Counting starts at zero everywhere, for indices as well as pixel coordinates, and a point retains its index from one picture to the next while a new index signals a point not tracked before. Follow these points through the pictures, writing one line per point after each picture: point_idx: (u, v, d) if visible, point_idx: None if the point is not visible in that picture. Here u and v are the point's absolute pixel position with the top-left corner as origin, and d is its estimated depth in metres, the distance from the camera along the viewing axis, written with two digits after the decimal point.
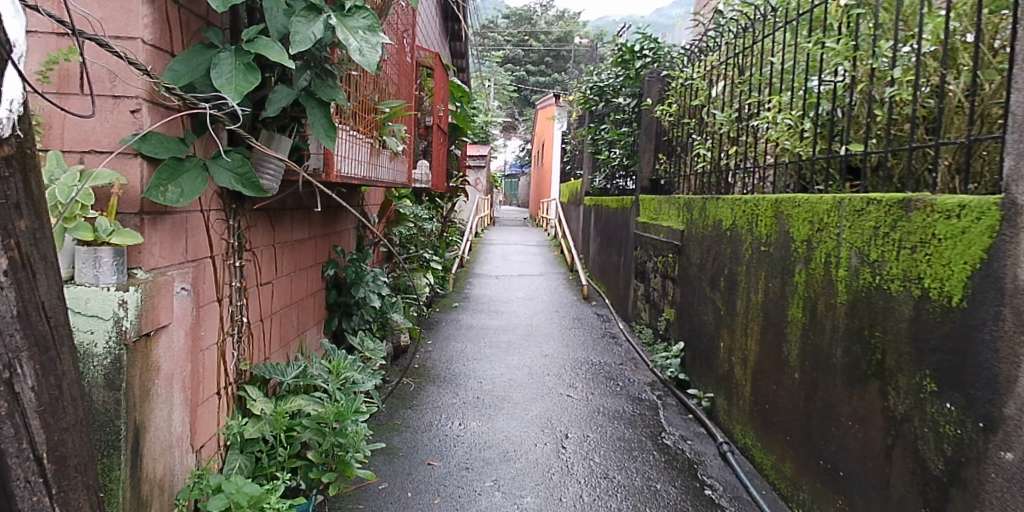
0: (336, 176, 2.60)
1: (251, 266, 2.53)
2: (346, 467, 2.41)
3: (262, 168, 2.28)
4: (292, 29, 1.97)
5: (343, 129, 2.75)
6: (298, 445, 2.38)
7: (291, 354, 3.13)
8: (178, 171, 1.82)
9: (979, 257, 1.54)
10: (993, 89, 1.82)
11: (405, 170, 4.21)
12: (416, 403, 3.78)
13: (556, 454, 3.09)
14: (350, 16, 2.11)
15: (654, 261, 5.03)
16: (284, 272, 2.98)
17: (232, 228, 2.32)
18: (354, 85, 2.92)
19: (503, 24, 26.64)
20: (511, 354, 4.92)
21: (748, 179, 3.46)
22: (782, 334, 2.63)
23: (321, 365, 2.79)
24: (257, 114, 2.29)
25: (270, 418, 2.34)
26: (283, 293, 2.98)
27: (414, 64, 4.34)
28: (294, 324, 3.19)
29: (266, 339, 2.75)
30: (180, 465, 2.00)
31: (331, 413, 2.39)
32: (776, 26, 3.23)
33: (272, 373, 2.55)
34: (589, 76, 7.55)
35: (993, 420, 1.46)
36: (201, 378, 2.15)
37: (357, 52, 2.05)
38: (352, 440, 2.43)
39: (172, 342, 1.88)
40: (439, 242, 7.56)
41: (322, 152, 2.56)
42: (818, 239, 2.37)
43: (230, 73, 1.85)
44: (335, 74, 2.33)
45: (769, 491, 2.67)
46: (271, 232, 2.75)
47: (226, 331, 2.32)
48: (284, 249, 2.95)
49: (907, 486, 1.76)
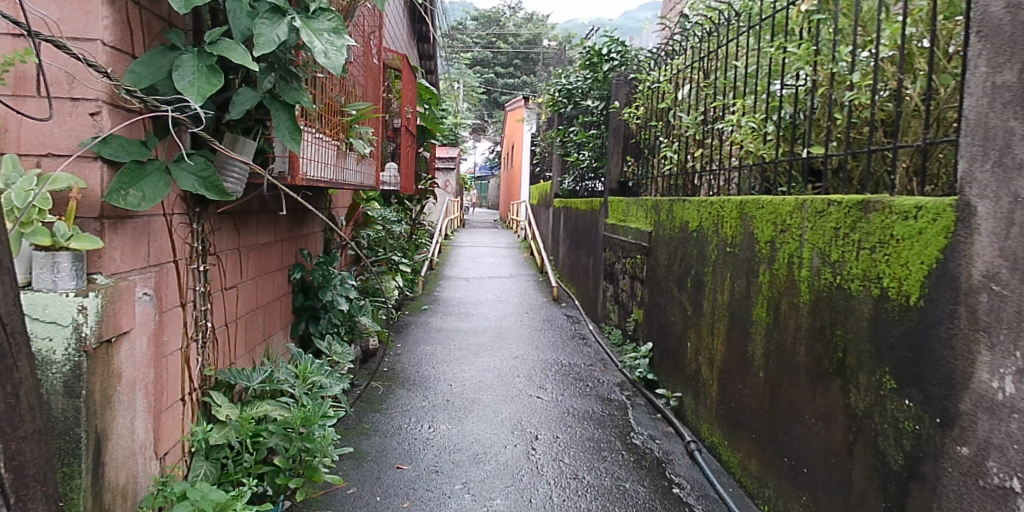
0: (302, 180, 2.56)
1: (215, 270, 2.46)
2: (312, 472, 2.37)
3: (226, 170, 2.22)
4: (256, 31, 1.92)
5: (308, 132, 2.71)
6: (264, 450, 2.33)
7: (257, 360, 3.05)
8: (140, 174, 1.76)
9: (935, 257, 1.56)
10: (948, 92, 1.87)
11: (373, 173, 4.17)
12: (386, 406, 3.74)
13: (526, 456, 3.08)
14: (314, 19, 2.08)
15: (622, 263, 5.07)
16: (249, 276, 2.90)
17: (196, 231, 2.25)
18: (320, 87, 2.87)
19: (472, 27, 26.66)
20: (481, 357, 4.90)
21: (713, 182, 3.51)
22: (747, 333, 2.67)
23: (288, 369, 2.74)
24: (220, 115, 2.23)
25: (235, 424, 2.29)
26: (248, 297, 2.90)
27: (380, 65, 4.28)
28: (260, 329, 3.11)
29: (231, 344, 2.67)
30: (143, 472, 1.92)
31: (297, 419, 2.34)
32: (740, 30, 3.27)
33: (238, 379, 2.49)
34: (558, 79, 7.57)
35: (950, 416, 1.50)
36: (165, 386, 2.08)
37: (322, 55, 2.02)
38: (319, 445, 2.39)
39: (134, 349, 1.81)
40: (408, 244, 7.51)
41: (286, 155, 2.51)
42: (782, 240, 2.40)
43: (193, 75, 1.79)
44: (300, 77, 2.29)
45: (735, 488, 2.71)
46: (236, 235, 2.68)
47: (190, 337, 2.25)
48: (249, 253, 2.88)
49: (869, 481, 1.80)
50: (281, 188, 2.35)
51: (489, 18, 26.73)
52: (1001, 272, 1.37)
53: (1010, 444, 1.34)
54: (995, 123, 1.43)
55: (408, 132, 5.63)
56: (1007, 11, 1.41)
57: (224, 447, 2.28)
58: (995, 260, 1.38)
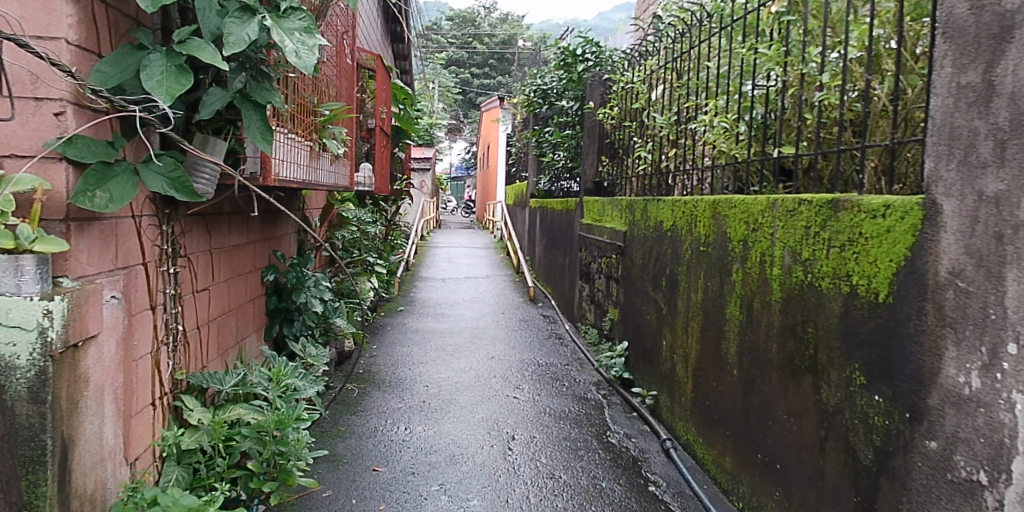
0: (274, 181, 2.51)
1: (185, 272, 2.40)
2: (287, 476, 2.34)
3: (197, 171, 2.16)
4: (226, 31, 1.88)
5: (280, 131, 2.66)
6: (237, 455, 2.28)
7: (229, 363, 2.99)
8: (107, 176, 1.71)
9: (903, 254, 1.58)
10: (914, 93, 1.90)
11: (347, 174, 4.11)
12: (362, 408, 3.70)
13: (503, 456, 3.06)
14: (286, 18, 2.04)
15: (598, 262, 5.09)
16: (221, 278, 2.84)
17: (166, 233, 2.19)
18: (292, 86, 2.81)
19: (447, 27, 26.58)
20: (457, 358, 4.87)
21: (687, 181, 3.54)
22: (721, 331, 2.69)
23: (261, 372, 2.67)
24: (190, 116, 2.18)
25: (207, 428, 2.25)
26: (221, 300, 2.84)
27: (353, 65, 4.23)
28: (233, 332, 3.04)
29: (202, 347, 2.61)
30: (112, 478, 1.85)
31: (270, 422, 2.30)
32: (712, 31, 3.30)
33: (210, 382, 2.43)
34: (533, 79, 7.58)
35: (918, 411, 1.52)
36: (135, 390, 2.02)
37: (294, 54, 1.98)
38: (293, 448, 2.35)
39: (103, 353, 1.75)
40: (384, 245, 7.43)
41: (258, 156, 2.45)
42: (754, 239, 2.43)
43: (161, 74, 1.76)
44: (272, 77, 2.24)
45: (710, 485, 2.74)
46: (207, 237, 2.62)
47: (160, 341, 2.19)
48: (221, 255, 2.81)
49: (840, 476, 1.82)
50: (253, 189, 2.30)
51: (464, 19, 26.70)
52: (966, 269, 1.39)
53: (977, 437, 1.36)
54: (961, 123, 1.45)
55: (383, 132, 5.58)
56: (971, 12, 1.44)
57: (196, 452, 2.24)
58: (961, 258, 1.40)
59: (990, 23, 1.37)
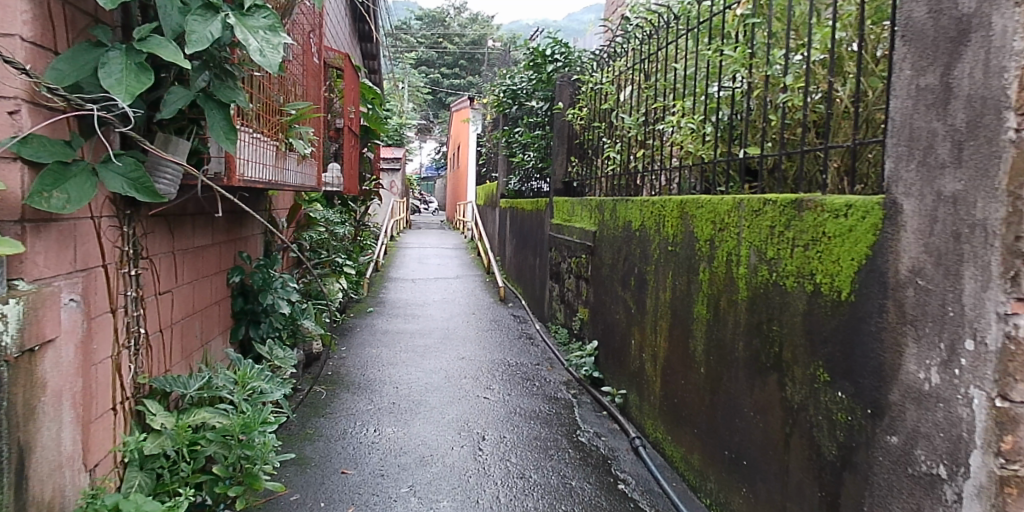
0: (239, 181, 2.45)
1: (147, 274, 2.32)
2: (253, 480, 2.30)
3: (158, 171, 2.08)
4: (187, 28, 1.82)
5: (245, 131, 2.59)
6: (202, 459, 2.22)
7: (194, 367, 2.90)
8: (65, 176, 1.65)
9: (865, 254, 1.62)
10: (875, 95, 1.95)
11: (314, 174, 4.04)
12: (330, 411, 3.64)
13: (473, 457, 3.04)
14: (249, 16, 1.99)
15: (567, 263, 5.10)
16: (185, 280, 2.75)
17: (127, 235, 2.11)
18: (257, 85, 2.74)
19: (416, 26, 26.42)
20: (427, 358, 4.83)
21: (655, 182, 3.57)
22: (688, 330, 2.72)
23: (226, 375, 2.61)
24: (152, 115, 2.11)
25: (171, 433, 2.16)
26: (184, 302, 2.76)
27: (321, 64, 4.15)
28: (197, 335, 2.96)
29: (165, 351, 2.52)
30: (71, 485, 1.77)
31: (236, 425, 2.26)
32: (679, 32, 3.33)
33: (174, 387, 2.34)
34: (502, 79, 7.57)
35: (880, 406, 1.55)
36: (94, 395, 1.92)
37: (257, 53, 1.92)
38: (259, 452, 2.33)
39: (61, 357, 1.68)
40: (353, 246, 7.33)
41: (223, 156, 2.38)
42: (720, 239, 2.46)
43: (120, 73, 1.69)
44: (236, 76, 2.18)
45: (678, 482, 2.76)
46: (170, 238, 2.54)
47: (121, 344, 2.10)
48: (184, 256, 2.73)
49: (805, 472, 1.86)
50: (217, 190, 2.23)
51: (434, 18, 26.55)
52: (925, 267, 1.42)
53: (936, 431, 1.39)
54: (919, 124, 1.49)
55: (351, 131, 5.50)
56: (929, 16, 1.47)
57: (159, 457, 2.15)
58: (921, 256, 1.43)
59: (948, 27, 1.41)
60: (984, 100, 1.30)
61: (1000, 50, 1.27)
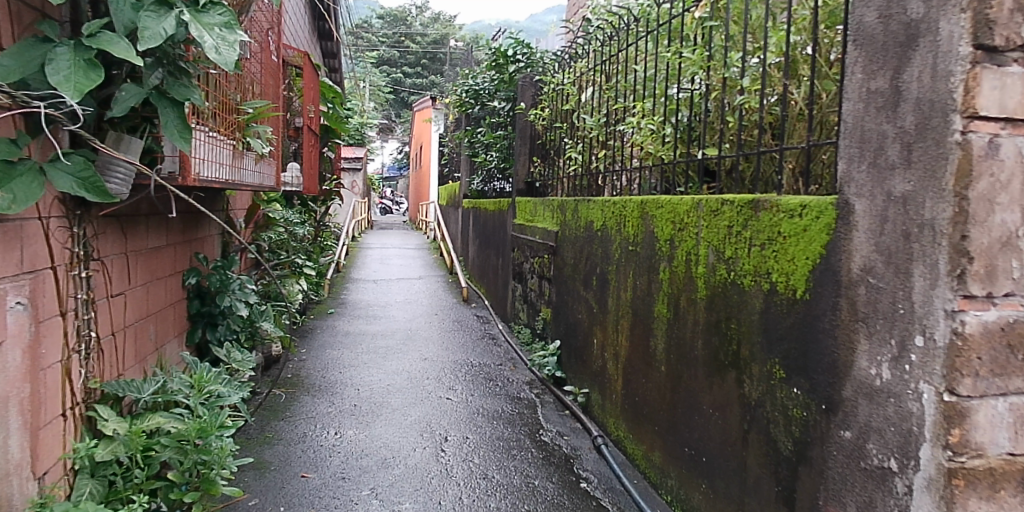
0: (195, 181, 2.35)
1: (99, 276, 2.22)
2: (210, 485, 2.23)
3: (109, 171, 1.99)
4: (140, 25, 1.75)
5: (201, 129, 2.50)
6: (156, 465, 2.14)
7: (148, 371, 2.79)
8: (10, 175, 1.56)
9: (819, 253, 1.66)
10: (828, 98, 2.00)
11: (273, 174, 3.94)
12: (290, 414, 3.55)
13: (436, 458, 3.01)
14: (204, 13, 1.91)
15: (530, 263, 5.11)
16: (138, 282, 2.64)
17: (77, 236, 2.01)
18: (214, 84, 2.65)
19: (378, 25, 26.14)
20: (389, 360, 4.76)
21: (616, 183, 3.59)
22: (649, 329, 2.75)
23: (182, 379, 2.52)
24: (102, 113, 2.01)
25: (124, 438, 2.05)
26: (138, 305, 2.65)
27: (280, 62, 4.05)
28: (152, 338, 2.84)
29: (118, 355, 2.41)
30: (18, 494, 1.67)
31: (192, 430, 2.18)
32: (639, 34, 3.37)
33: (126, 391, 2.24)
34: (465, 79, 7.54)
35: (833, 402, 1.59)
36: (43, 401, 1.81)
37: (212, 50, 1.85)
38: (217, 457, 2.25)
39: (5, 363, 1.60)
40: (314, 246, 7.18)
41: (177, 155, 2.29)
42: (680, 238, 2.49)
43: (68, 69, 1.61)
44: (191, 74, 2.10)
45: (639, 479, 2.79)
46: (122, 239, 2.43)
47: (71, 349, 1.99)
48: (138, 258, 2.62)
49: (762, 467, 1.89)
50: (172, 190, 2.14)
51: (395, 17, 26.27)
52: (877, 266, 1.46)
53: (887, 426, 1.42)
54: (870, 127, 1.52)
55: (312, 131, 5.39)
56: (879, 21, 1.51)
57: (111, 464, 2.05)
58: (872, 255, 1.47)
59: (897, 32, 1.45)
60: (932, 103, 1.34)
61: (947, 55, 1.31)
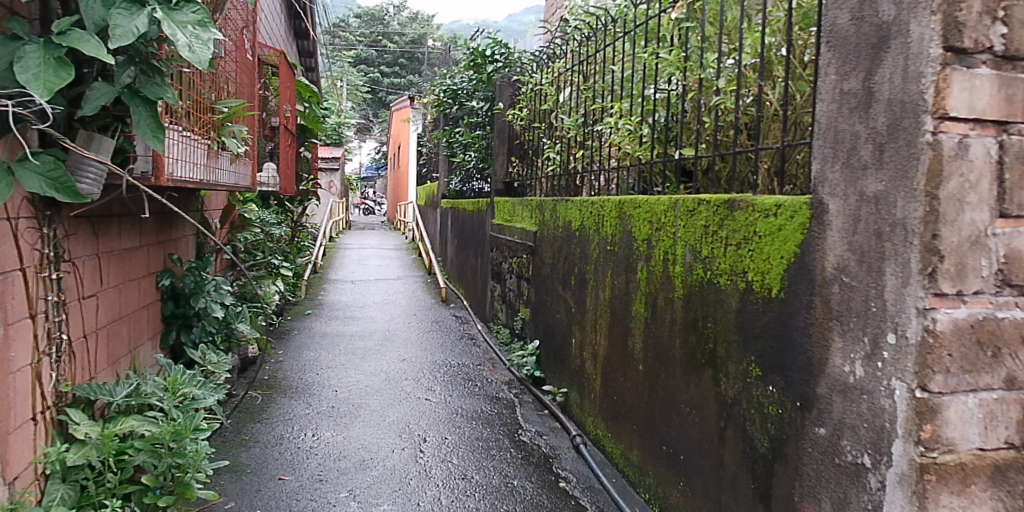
0: (168, 181, 2.29)
1: (70, 278, 2.16)
2: (184, 489, 2.22)
3: (80, 171, 1.93)
4: (110, 23, 1.71)
5: (174, 129, 2.45)
6: (130, 469, 2.09)
7: (121, 374, 2.71)
8: None
9: (794, 252, 1.68)
10: (802, 99, 2.03)
11: (249, 174, 3.87)
12: (266, 416, 3.49)
13: (414, 459, 2.98)
14: (177, 10, 1.87)
15: (509, 263, 5.10)
16: (110, 284, 2.58)
17: (47, 236, 1.95)
18: (188, 82, 2.60)
19: (355, 24, 25.94)
20: (367, 361, 4.72)
21: (594, 183, 3.60)
22: (627, 328, 2.76)
23: (156, 381, 2.47)
24: (73, 111, 1.95)
25: (96, 442, 2.00)
26: (110, 307, 2.58)
27: (255, 60, 3.99)
28: (124, 340, 2.77)
29: (90, 357, 2.34)
30: None
31: (167, 433, 2.14)
32: (616, 35, 3.38)
33: (99, 394, 2.17)
34: (443, 79, 7.52)
35: (808, 399, 1.61)
36: (12, 405, 1.75)
37: (186, 48, 1.81)
38: (192, 460, 2.24)
39: None
40: (290, 247, 7.09)
41: (150, 155, 2.25)
42: (657, 238, 2.50)
43: (37, 67, 1.57)
44: (165, 72, 2.04)
45: (618, 478, 2.80)
46: (94, 240, 2.37)
47: (41, 351, 1.93)
48: (110, 259, 2.56)
49: (738, 465, 1.91)
50: (144, 190, 2.08)
51: (373, 16, 26.08)
52: (850, 264, 1.48)
53: (861, 422, 1.44)
54: (844, 127, 1.55)
55: (289, 131, 5.33)
56: (851, 23, 1.53)
57: (83, 468, 1.99)
58: (845, 254, 1.50)
59: (869, 33, 1.47)
60: (903, 104, 1.36)
61: (917, 57, 1.33)
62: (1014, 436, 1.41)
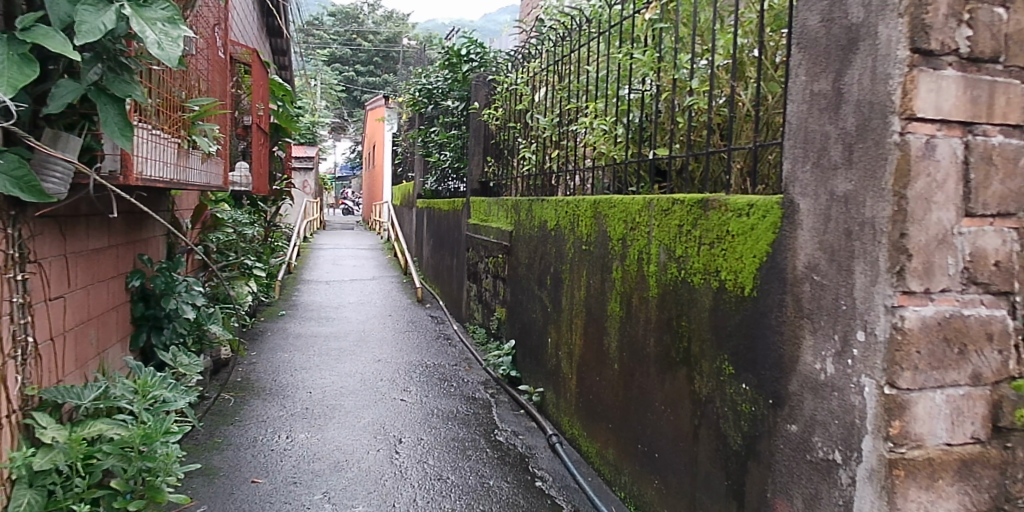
0: (137, 181, 2.19)
1: (36, 279, 2.08)
2: (155, 493, 2.17)
3: (45, 171, 1.86)
4: (77, 19, 1.67)
5: (144, 127, 2.38)
6: (99, 473, 2.04)
7: (89, 376, 2.62)
8: None
9: (766, 251, 1.70)
10: (774, 100, 2.06)
11: (221, 174, 3.80)
12: (239, 418, 3.42)
13: (390, 461, 2.95)
14: (146, 6, 1.82)
15: (484, 262, 5.09)
16: (78, 285, 2.50)
17: (12, 237, 1.87)
18: (157, 79, 2.53)
19: (329, 22, 25.65)
20: (342, 361, 4.66)
21: (569, 182, 3.61)
22: (602, 328, 2.77)
23: (126, 383, 2.37)
24: (37, 109, 1.91)
25: (64, 447, 1.94)
26: (78, 309, 2.50)
27: (227, 58, 3.91)
28: (93, 342, 2.69)
29: (57, 360, 2.27)
30: None
31: (137, 436, 2.09)
32: (590, 35, 3.39)
33: (66, 397, 2.11)
34: (418, 78, 7.47)
35: (780, 396, 1.63)
36: None
37: (155, 45, 1.76)
38: (162, 464, 2.20)
39: None
40: (263, 247, 6.97)
41: (119, 153, 2.13)
42: (632, 238, 2.51)
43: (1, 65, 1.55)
44: (134, 70, 1.99)
45: (594, 477, 2.81)
46: (61, 240, 2.29)
47: (5, 355, 1.85)
48: (78, 260, 2.48)
49: (712, 462, 1.92)
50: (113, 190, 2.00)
51: (347, 14, 25.81)
52: (820, 263, 1.50)
53: (832, 419, 1.46)
54: (814, 128, 1.57)
55: (261, 130, 5.24)
56: (821, 25, 1.56)
57: (50, 473, 1.92)
58: (816, 253, 1.52)
59: (838, 35, 1.49)
60: (872, 105, 1.39)
61: (885, 58, 1.36)
62: (980, 431, 1.44)
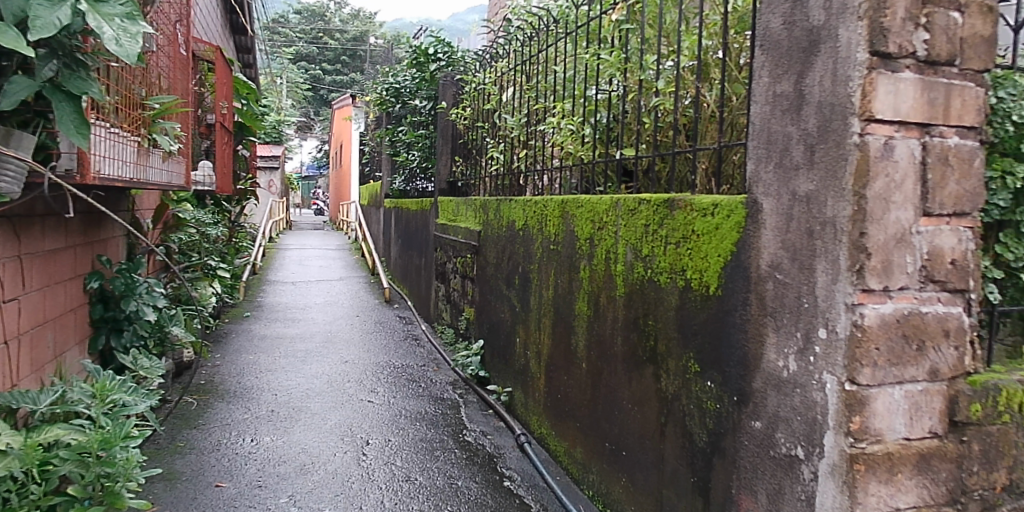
0: (95, 179, 2.06)
1: None
2: (115, 499, 2.07)
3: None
4: (30, 13, 1.60)
5: (99, 125, 2.27)
6: (55, 480, 1.94)
7: (46, 381, 2.53)
8: None
9: (730, 250, 1.72)
10: (738, 101, 2.09)
11: (183, 173, 3.69)
12: (202, 421, 3.33)
13: (357, 462, 2.90)
14: (103, 1, 1.75)
15: (453, 262, 5.06)
16: (33, 287, 2.39)
17: None
18: (116, 75, 2.44)
19: (293, 19, 25.21)
20: (309, 363, 4.58)
21: (537, 182, 3.61)
22: (570, 326, 2.77)
23: (82, 388, 2.29)
24: None
25: (19, 453, 1.81)
26: (34, 311, 2.39)
27: (188, 53, 3.80)
28: (49, 345, 2.58)
29: (11, 364, 2.16)
30: None
31: (94, 441, 2.01)
32: (557, 35, 3.40)
33: (21, 402, 2.01)
34: (385, 77, 7.39)
35: (744, 394, 1.65)
36: None
37: (113, 41, 1.69)
38: (122, 469, 2.09)
39: None
40: (227, 248, 6.81)
41: (75, 151, 1.99)
42: (599, 237, 2.52)
43: None
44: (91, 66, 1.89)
45: (562, 476, 2.81)
46: (15, 241, 2.19)
47: None
48: (33, 261, 2.37)
49: (679, 459, 1.94)
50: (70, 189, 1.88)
51: (313, 12, 25.41)
52: (783, 262, 1.53)
53: (794, 415, 1.49)
54: (776, 129, 1.59)
55: (224, 128, 5.11)
56: (783, 28, 1.58)
57: (4, 480, 1.79)
58: (779, 252, 1.54)
59: (800, 38, 1.52)
60: (832, 107, 1.42)
61: (845, 61, 1.39)
62: (936, 425, 1.49)
